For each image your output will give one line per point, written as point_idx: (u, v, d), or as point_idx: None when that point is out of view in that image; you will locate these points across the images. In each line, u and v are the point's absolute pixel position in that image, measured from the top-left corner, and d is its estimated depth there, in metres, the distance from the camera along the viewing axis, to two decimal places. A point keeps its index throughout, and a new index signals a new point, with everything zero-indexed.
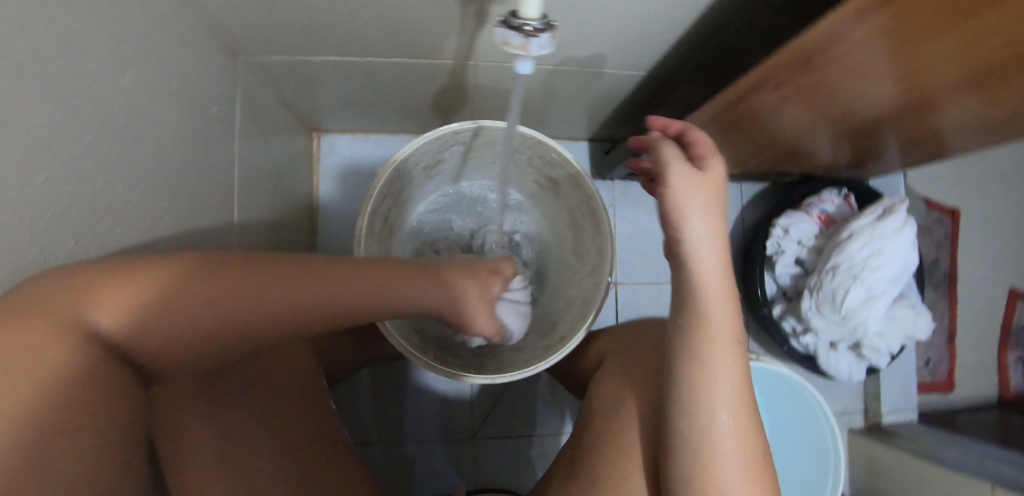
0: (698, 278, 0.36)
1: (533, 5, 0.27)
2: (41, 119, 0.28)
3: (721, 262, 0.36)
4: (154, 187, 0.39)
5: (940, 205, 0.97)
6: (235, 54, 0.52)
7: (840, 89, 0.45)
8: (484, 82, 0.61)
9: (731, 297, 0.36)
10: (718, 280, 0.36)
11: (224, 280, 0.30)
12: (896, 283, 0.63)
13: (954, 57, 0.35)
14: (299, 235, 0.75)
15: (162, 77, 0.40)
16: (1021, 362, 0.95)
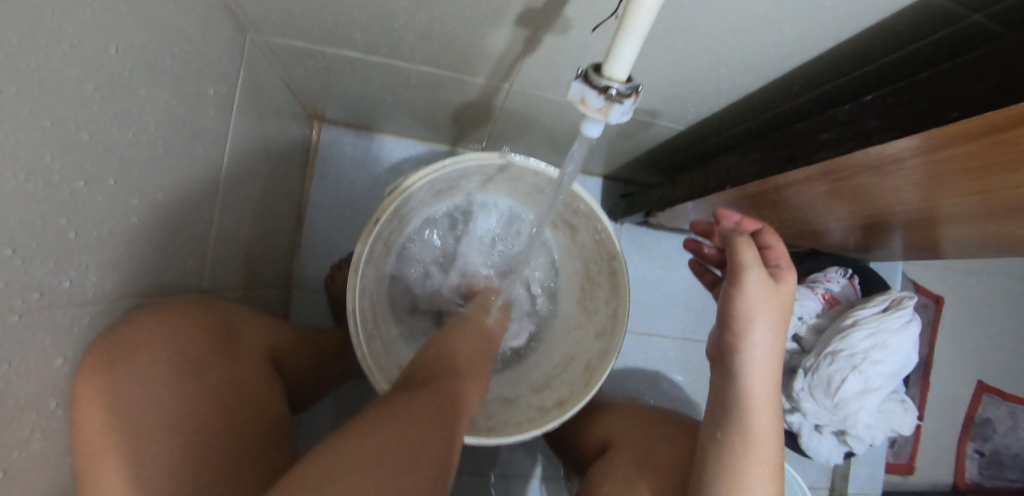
0: (751, 376, 0.39)
1: (621, 68, 0.25)
2: (9, 89, 0.22)
3: (772, 377, 0.40)
4: (127, 175, 0.33)
5: (927, 291, 0.98)
6: (247, 30, 0.46)
7: (865, 197, 0.45)
8: (512, 105, 0.57)
9: (775, 408, 0.40)
10: (767, 389, 0.40)
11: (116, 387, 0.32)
12: (892, 378, 0.63)
13: (975, 193, 0.38)
14: (283, 230, 0.69)
15: (161, 49, 0.34)
16: (977, 454, 0.97)
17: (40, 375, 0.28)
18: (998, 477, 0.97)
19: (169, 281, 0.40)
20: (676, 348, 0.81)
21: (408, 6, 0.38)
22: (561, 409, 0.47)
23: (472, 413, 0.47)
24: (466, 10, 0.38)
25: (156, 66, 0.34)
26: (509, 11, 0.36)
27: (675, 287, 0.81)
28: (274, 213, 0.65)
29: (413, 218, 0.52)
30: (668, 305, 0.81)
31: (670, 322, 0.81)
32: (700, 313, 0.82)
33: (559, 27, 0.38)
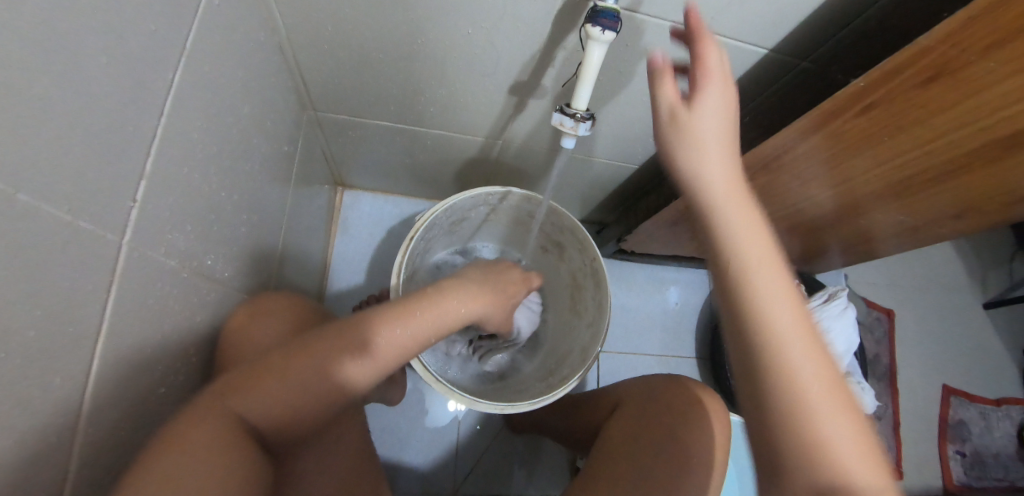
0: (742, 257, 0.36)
1: (582, 102, 0.40)
2: (192, 114, 0.36)
3: (760, 245, 0.36)
4: (237, 192, 0.46)
5: (877, 305, 1.11)
6: (307, 106, 0.62)
7: (786, 190, 0.61)
8: (503, 159, 0.74)
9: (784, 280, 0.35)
10: (763, 255, 0.36)
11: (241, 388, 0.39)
12: (843, 359, 0.74)
13: (867, 167, 0.53)
14: (312, 276, 0.80)
15: (262, 112, 0.50)
16: (960, 455, 1.04)
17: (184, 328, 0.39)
18: (986, 478, 1.02)
19: (249, 288, 0.52)
20: (661, 364, 0.90)
21: (433, 82, 0.56)
22: (563, 383, 0.56)
23: (485, 400, 0.57)
24: (473, 83, 0.55)
25: (258, 121, 0.49)
26: (501, 78, 0.53)
27: (654, 310, 0.93)
28: (308, 258, 0.77)
29: (433, 244, 0.66)
30: (649, 326, 0.92)
31: (653, 341, 0.91)
32: (678, 331, 0.93)
33: (538, 91, 0.55)
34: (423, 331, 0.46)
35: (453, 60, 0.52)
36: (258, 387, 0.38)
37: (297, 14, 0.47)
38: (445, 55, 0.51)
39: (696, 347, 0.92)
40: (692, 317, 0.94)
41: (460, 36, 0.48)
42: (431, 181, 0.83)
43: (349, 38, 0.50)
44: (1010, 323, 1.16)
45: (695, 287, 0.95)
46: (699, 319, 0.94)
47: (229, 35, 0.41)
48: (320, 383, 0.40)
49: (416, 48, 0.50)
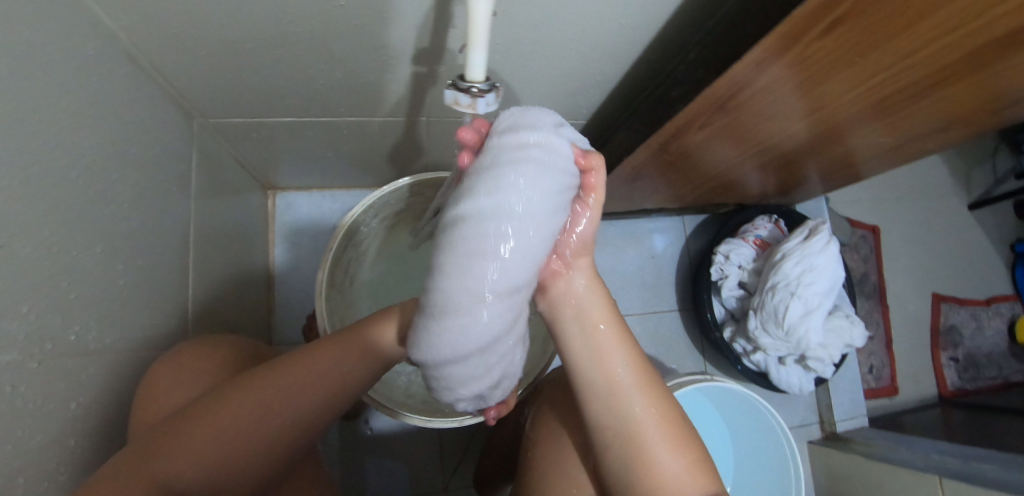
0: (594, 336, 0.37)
1: (477, 73, 0.31)
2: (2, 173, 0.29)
3: (598, 305, 0.37)
4: (105, 242, 0.39)
5: (862, 223, 1.07)
6: (196, 115, 0.53)
7: (754, 129, 0.53)
8: (438, 138, 0.65)
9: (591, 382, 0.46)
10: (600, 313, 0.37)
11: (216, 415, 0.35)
12: (830, 295, 0.69)
13: (839, 93, 0.45)
14: (257, 295, 0.74)
15: (120, 140, 0.42)
16: (953, 361, 1.03)
17: (60, 416, 0.33)
18: (979, 378, 1.03)
19: (154, 341, 0.45)
20: (643, 323, 0.86)
21: (323, 64, 0.46)
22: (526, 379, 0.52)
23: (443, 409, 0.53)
24: (370, 57, 0.46)
25: (118, 152, 0.41)
26: (404, 50, 0.45)
27: (628, 268, 0.87)
28: (246, 278, 0.70)
29: (364, 247, 0.57)
30: (627, 286, 0.87)
31: (631, 300, 0.86)
32: (656, 286, 0.88)
33: (448, 58, 0.46)
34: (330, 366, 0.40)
35: (338, 38, 0.43)
36: (174, 440, 0.34)
37: (127, 10, 0.37)
38: (329, 35, 0.42)
39: (678, 299, 0.88)
40: (670, 268, 0.89)
41: (336, 10, 0.39)
42: (368, 170, 0.75)
43: (205, 32, 0.40)
44: (996, 220, 1.13)
45: (669, 237, 0.89)
46: (677, 268, 0.89)
47: (35, 56, 0.32)
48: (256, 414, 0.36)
49: (290, 28, 0.41)
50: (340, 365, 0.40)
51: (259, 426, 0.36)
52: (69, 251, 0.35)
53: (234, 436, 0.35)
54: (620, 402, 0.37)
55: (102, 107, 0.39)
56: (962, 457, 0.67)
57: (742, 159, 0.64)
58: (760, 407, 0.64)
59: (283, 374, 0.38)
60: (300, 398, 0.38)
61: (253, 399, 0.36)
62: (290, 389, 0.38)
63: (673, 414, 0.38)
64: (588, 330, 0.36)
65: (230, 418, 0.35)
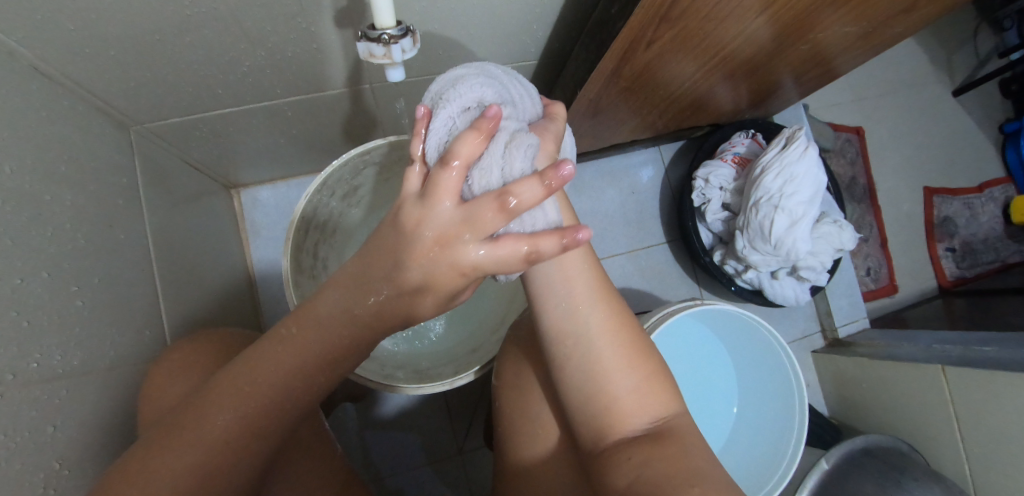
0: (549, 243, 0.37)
1: (385, 17, 0.29)
2: None
3: None
4: (52, 268, 0.37)
5: (844, 126, 1.04)
6: (130, 122, 0.51)
7: (706, 37, 0.50)
8: (390, 104, 0.62)
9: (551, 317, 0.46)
10: None
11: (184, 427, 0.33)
12: (814, 202, 0.68)
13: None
14: (240, 296, 0.73)
15: (46, 161, 0.39)
16: (950, 251, 1.03)
17: (37, 442, 0.33)
18: (977, 264, 1.03)
19: (132, 356, 0.45)
20: (633, 261, 0.85)
21: (242, 45, 0.43)
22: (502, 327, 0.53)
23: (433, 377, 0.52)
24: (290, 28, 0.43)
25: (47, 174, 0.39)
26: (323, 13, 0.42)
27: (609, 208, 0.86)
28: (226, 281, 0.69)
29: (330, 228, 0.56)
30: (611, 227, 0.86)
31: (618, 240, 0.85)
32: (641, 222, 0.86)
33: (370, 14, 0.43)
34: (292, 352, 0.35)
35: (250, 13, 0.40)
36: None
37: (17, 24, 0.34)
38: (240, 12, 0.39)
39: (665, 231, 0.87)
40: (652, 202, 0.87)
41: None
42: (328, 151, 0.72)
43: (108, 32, 0.38)
44: (983, 102, 1.09)
45: (648, 170, 0.87)
46: (660, 200, 0.87)
47: None
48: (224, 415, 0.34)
49: (193, 12, 0.38)
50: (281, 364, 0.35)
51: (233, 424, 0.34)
52: (13, 282, 0.33)
53: (211, 434, 0.33)
54: (576, 311, 0.37)
55: (18, 130, 0.37)
56: (963, 343, 0.67)
57: (704, 74, 0.61)
58: (747, 320, 0.61)
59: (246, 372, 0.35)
60: (247, 413, 0.34)
61: (194, 430, 0.33)
62: (223, 411, 0.34)
63: (630, 337, 0.38)
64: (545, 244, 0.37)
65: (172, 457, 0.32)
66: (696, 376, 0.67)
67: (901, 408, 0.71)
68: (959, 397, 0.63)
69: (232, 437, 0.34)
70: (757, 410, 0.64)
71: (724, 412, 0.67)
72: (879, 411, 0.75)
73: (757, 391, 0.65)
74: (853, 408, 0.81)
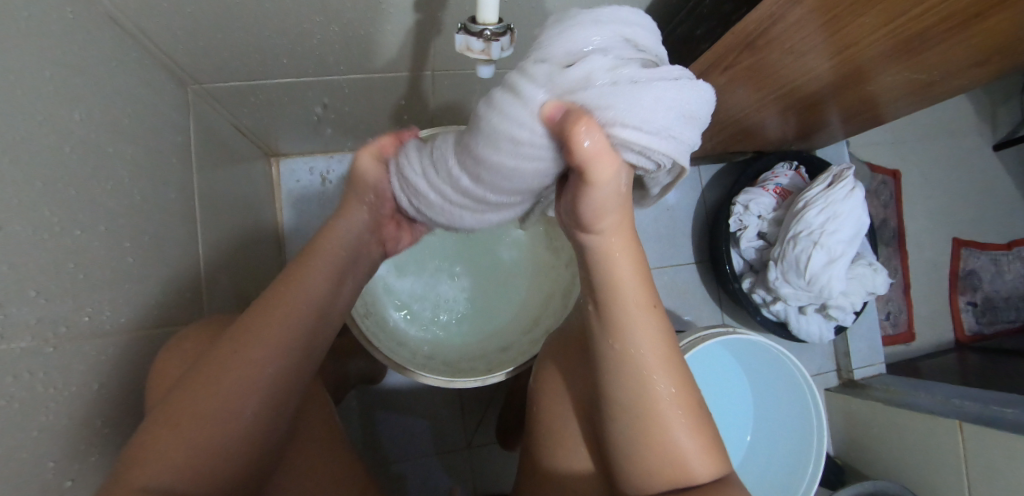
0: (612, 296, 0.35)
1: (489, 13, 0.29)
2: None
3: (620, 272, 0.35)
4: (109, 222, 0.37)
5: (883, 168, 1.03)
6: (190, 81, 0.50)
7: (778, 70, 0.49)
8: (446, 92, 0.62)
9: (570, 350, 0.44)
10: (626, 278, 0.35)
11: (212, 382, 0.33)
12: (853, 243, 0.67)
13: (872, 28, 0.40)
14: (268, 264, 0.73)
15: (114, 113, 0.39)
16: (971, 305, 1.02)
17: (83, 395, 0.33)
18: (996, 322, 1.02)
19: (172, 316, 0.45)
20: (659, 277, 0.85)
21: (318, 18, 0.43)
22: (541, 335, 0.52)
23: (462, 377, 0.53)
24: (369, 8, 0.42)
25: (113, 127, 0.39)
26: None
27: (642, 222, 0.85)
28: (257, 248, 0.69)
29: None
30: (642, 240, 0.85)
31: (647, 254, 0.85)
32: (672, 239, 0.86)
33: (453, 3, 0.42)
34: (313, 296, 0.38)
35: None
36: (151, 447, 0.31)
37: None
38: None
39: (694, 251, 0.86)
40: (685, 220, 0.87)
41: None
42: (373, 131, 0.72)
43: None
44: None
45: (685, 188, 0.86)
46: (693, 220, 0.87)
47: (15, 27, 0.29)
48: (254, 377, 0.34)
49: None
50: (303, 307, 0.37)
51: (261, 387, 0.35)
52: (75, 233, 0.33)
53: (239, 387, 0.34)
54: (639, 372, 0.36)
55: (90, 78, 0.36)
56: (982, 401, 0.67)
57: (762, 103, 0.60)
58: (772, 352, 0.61)
59: (278, 319, 0.36)
60: (273, 367, 0.35)
61: (219, 385, 0.33)
62: (269, 347, 0.35)
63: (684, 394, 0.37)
64: (612, 296, 0.36)
65: (206, 406, 0.32)
66: (712, 400, 0.66)
67: (912, 458, 0.71)
68: (973, 456, 0.62)
69: (260, 399, 0.35)
70: (772, 439, 0.65)
71: (739, 439, 0.66)
72: (888, 458, 0.75)
73: (775, 435, 0.64)
74: (859, 451, 0.81)
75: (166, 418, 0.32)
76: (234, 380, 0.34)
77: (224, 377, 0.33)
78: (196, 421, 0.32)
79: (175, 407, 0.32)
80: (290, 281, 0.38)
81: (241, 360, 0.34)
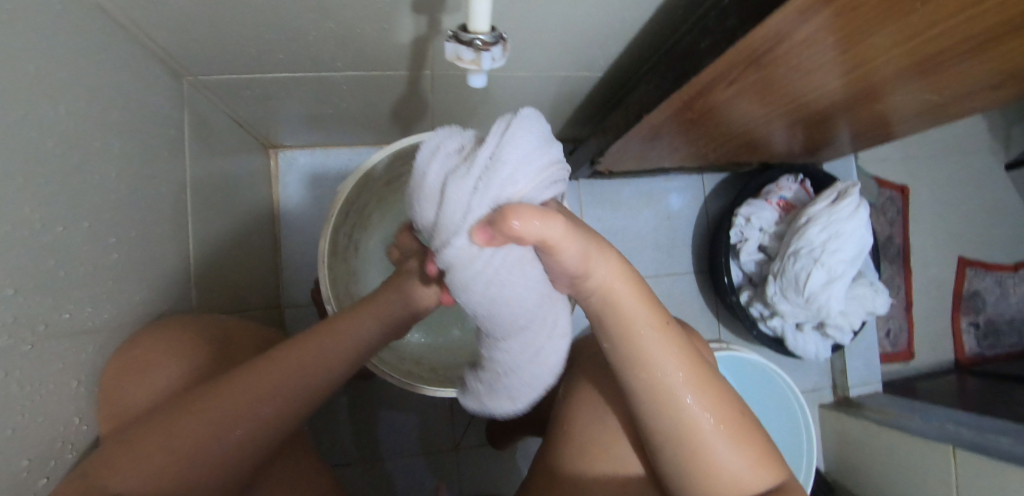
0: (628, 332, 0.35)
1: (480, 22, 0.28)
2: None
3: (639, 305, 0.35)
4: (92, 216, 0.36)
5: (890, 183, 1.01)
6: (184, 73, 0.50)
7: (783, 86, 0.48)
8: (444, 91, 0.60)
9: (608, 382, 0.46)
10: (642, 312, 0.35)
11: (187, 417, 0.33)
12: (855, 262, 0.66)
13: (882, 49, 0.39)
14: (263, 258, 0.73)
15: (101, 106, 0.38)
16: (973, 327, 1.01)
17: (61, 394, 0.33)
18: (998, 345, 1.00)
19: (157, 312, 0.44)
20: (657, 286, 0.84)
21: (314, 15, 0.42)
22: None
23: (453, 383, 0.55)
24: (365, 7, 0.41)
25: (99, 119, 0.38)
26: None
27: (642, 229, 0.84)
28: (251, 242, 0.68)
29: (367, 214, 0.55)
30: (641, 248, 0.84)
31: (645, 263, 0.84)
32: (671, 249, 0.85)
33: (451, 6, 0.41)
34: (320, 359, 0.40)
35: None
36: (147, 438, 0.32)
37: None
38: None
39: (693, 261, 0.85)
40: (686, 230, 0.85)
41: None
42: (372, 127, 0.71)
43: None
44: None
45: (687, 197, 0.85)
46: (694, 230, 0.86)
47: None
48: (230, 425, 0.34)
49: None
50: (311, 366, 0.39)
51: (230, 435, 0.34)
52: (56, 229, 0.33)
53: (212, 427, 0.34)
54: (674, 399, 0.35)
55: (77, 69, 0.36)
56: (977, 428, 0.66)
57: (768, 119, 0.59)
58: (763, 369, 0.65)
59: (270, 372, 0.37)
60: (255, 418, 0.35)
61: (189, 422, 0.33)
62: (251, 399, 0.35)
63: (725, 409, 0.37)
64: (622, 332, 0.35)
65: (206, 414, 0.34)
66: None
67: (901, 481, 0.71)
68: (964, 484, 0.62)
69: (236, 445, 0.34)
70: None
71: None
72: (877, 479, 0.75)
73: None
74: (849, 469, 0.80)
75: (130, 447, 0.32)
76: (214, 422, 0.34)
77: (198, 418, 0.33)
78: (156, 455, 0.32)
79: (136, 440, 0.32)
80: (297, 345, 0.39)
81: (221, 406, 0.34)
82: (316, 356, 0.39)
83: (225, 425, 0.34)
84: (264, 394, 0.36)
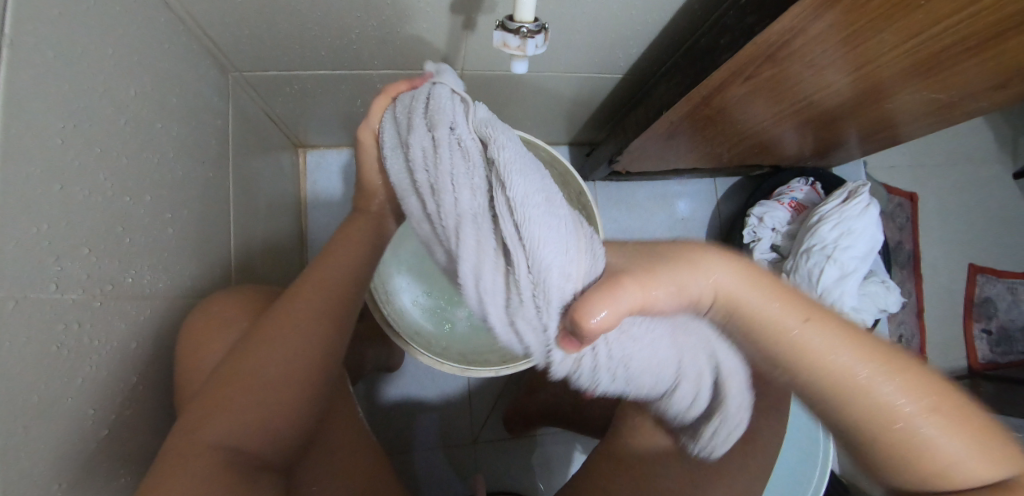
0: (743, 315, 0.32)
1: (527, 10, 0.31)
2: (60, 126, 0.29)
3: (738, 283, 0.32)
4: (152, 191, 0.39)
5: (900, 190, 1.03)
6: (230, 68, 0.53)
7: (796, 84, 0.51)
8: (471, 91, 0.63)
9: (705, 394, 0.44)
10: (747, 290, 0.32)
11: (241, 379, 0.37)
12: (867, 259, 0.67)
13: (891, 45, 0.41)
14: (291, 251, 0.75)
15: (162, 91, 0.41)
16: (985, 333, 1.01)
17: (123, 355, 0.35)
18: (1011, 352, 1.00)
19: (203, 290, 0.47)
20: None
21: (360, 13, 0.45)
22: None
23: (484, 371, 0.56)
24: (407, 6, 0.44)
25: (159, 102, 0.41)
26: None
27: (656, 230, 0.86)
28: (281, 234, 0.71)
29: None
30: None
31: None
32: None
33: (488, 6, 0.44)
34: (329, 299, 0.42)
35: None
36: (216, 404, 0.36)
37: None
38: None
39: None
40: (700, 232, 0.87)
41: None
42: None
43: None
44: None
45: (700, 200, 0.88)
46: (708, 231, 0.88)
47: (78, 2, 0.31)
48: (282, 372, 0.38)
49: None
50: (326, 309, 0.42)
51: (285, 387, 0.38)
52: (122, 198, 0.35)
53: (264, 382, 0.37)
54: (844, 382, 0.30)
55: (143, 56, 0.39)
56: None
57: (780, 118, 0.61)
58: None
59: (298, 320, 0.40)
60: (299, 364, 0.39)
61: (244, 382, 0.37)
62: (288, 350, 0.39)
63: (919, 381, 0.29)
64: (738, 312, 0.32)
65: (257, 372, 0.37)
66: None
67: None
68: None
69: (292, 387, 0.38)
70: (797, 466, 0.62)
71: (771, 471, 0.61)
72: None
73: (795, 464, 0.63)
74: None
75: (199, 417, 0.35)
76: (267, 377, 0.37)
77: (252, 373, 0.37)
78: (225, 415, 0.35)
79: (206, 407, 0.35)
80: (305, 293, 0.41)
81: (265, 362, 0.38)
82: (325, 298, 0.42)
83: (277, 377, 0.38)
84: (301, 343, 0.39)
